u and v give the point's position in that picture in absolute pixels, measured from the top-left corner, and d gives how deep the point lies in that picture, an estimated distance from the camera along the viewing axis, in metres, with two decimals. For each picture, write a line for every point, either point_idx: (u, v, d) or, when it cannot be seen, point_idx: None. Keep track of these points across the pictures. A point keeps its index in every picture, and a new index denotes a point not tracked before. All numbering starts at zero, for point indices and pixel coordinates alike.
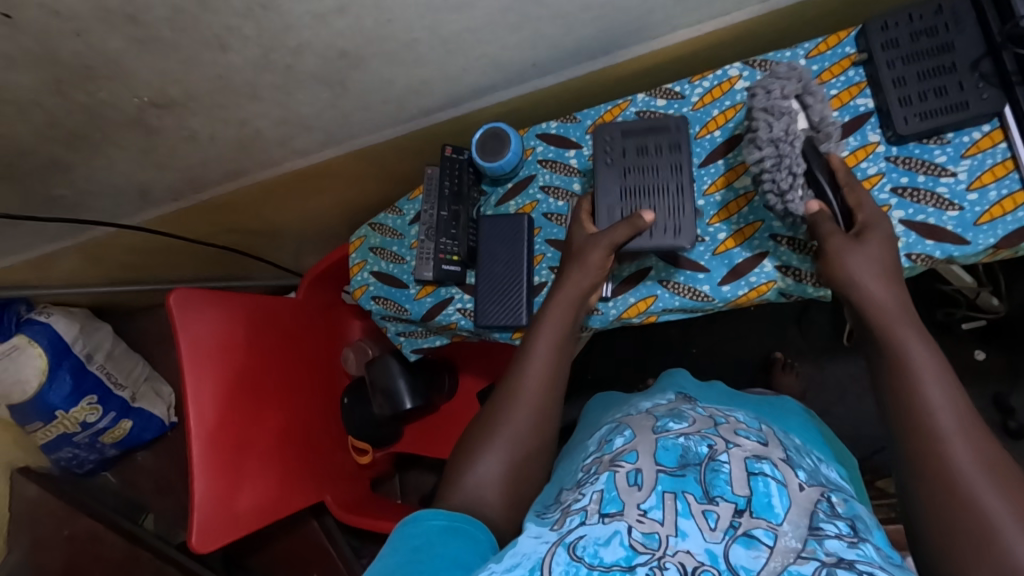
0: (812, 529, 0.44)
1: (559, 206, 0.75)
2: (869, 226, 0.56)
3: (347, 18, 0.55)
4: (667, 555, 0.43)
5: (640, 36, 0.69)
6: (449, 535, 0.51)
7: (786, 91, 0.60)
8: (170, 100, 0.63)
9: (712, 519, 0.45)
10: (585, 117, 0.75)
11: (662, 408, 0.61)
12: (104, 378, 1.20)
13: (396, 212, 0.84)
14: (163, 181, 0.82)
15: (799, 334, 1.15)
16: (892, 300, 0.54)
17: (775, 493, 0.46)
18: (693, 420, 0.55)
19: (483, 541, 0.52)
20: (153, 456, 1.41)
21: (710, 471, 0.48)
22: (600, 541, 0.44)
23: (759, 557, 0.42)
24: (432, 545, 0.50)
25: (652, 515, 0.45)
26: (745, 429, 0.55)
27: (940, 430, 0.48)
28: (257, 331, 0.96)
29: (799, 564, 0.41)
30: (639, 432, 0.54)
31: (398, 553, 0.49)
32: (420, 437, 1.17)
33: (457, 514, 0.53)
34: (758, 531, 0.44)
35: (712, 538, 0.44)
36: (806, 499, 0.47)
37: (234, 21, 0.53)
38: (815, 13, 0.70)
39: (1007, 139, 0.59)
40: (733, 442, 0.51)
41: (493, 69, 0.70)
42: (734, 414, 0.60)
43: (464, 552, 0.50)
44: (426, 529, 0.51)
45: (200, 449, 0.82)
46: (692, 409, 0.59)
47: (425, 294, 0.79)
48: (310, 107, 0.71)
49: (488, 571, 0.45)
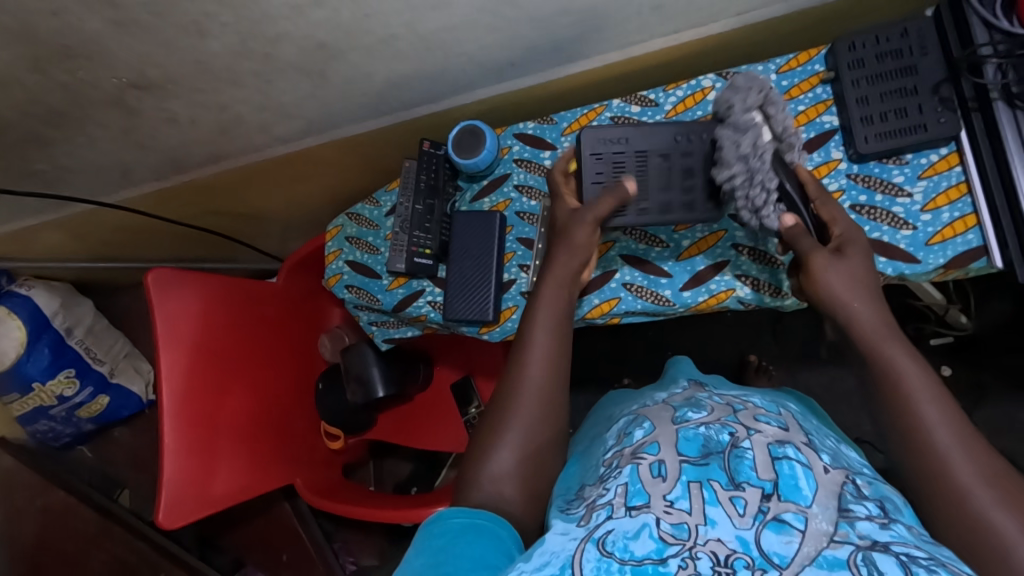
0: (842, 511, 0.44)
1: (531, 206, 0.76)
2: (848, 241, 0.57)
3: (325, 11, 0.56)
4: (698, 545, 0.43)
5: (617, 43, 0.70)
6: (469, 534, 0.50)
7: (748, 105, 0.58)
8: (150, 83, 0.64)
9: (740, 506, 0.45)
10: (561, 119, 0.76)
11: (677, 398, 0.63)
12: (83, 353, 1.20)
13: (373, 203, 0.85)
14: (145, 161, 0.83)
15: (773, 341, 1.17)
16: (873, 314, 0.54)
17: (801, 476, 0.46)
18: (712, 409, 0.56)
19: (506, 538, 0.51)
20: (130, 432, 1.41)
21: (734, 458, 0.48)
22: (629, 535, 0.44)
23: (792, 543, 0.42)
24: (455, 545, 0.49)
25: (679, 506, 0.46)
26: (764, 414, 0.56)
27: (938, 447, 0.48)
28: (238, 314, 0.98)
29: (833, 548, 0.42)
30: (659, 424, 0.55)
31: (423, 556, 0.48)
32: (396, 428, 1.19)
33: (475, 512, 0.52)
34: (788, 515, 0.44)
35: (741, 524, 0.44)
36: (832, 482, 0.47)
37: (211, 8, 0.54)
38: (790, 29, 0.71)
39: (962, 163, 0.61)
40: (755, 429, 0.52)
41: (472, 68, 0.71)
42: (751, 400, 0.62)
43: (489, 551, 0.49)
44: (446, 529, 0.51)
45: (172, 429, 0.84)
46: (709, 399, 0.61)
47: (397, 286, 0.80)
48: (292, 96, 0.72)
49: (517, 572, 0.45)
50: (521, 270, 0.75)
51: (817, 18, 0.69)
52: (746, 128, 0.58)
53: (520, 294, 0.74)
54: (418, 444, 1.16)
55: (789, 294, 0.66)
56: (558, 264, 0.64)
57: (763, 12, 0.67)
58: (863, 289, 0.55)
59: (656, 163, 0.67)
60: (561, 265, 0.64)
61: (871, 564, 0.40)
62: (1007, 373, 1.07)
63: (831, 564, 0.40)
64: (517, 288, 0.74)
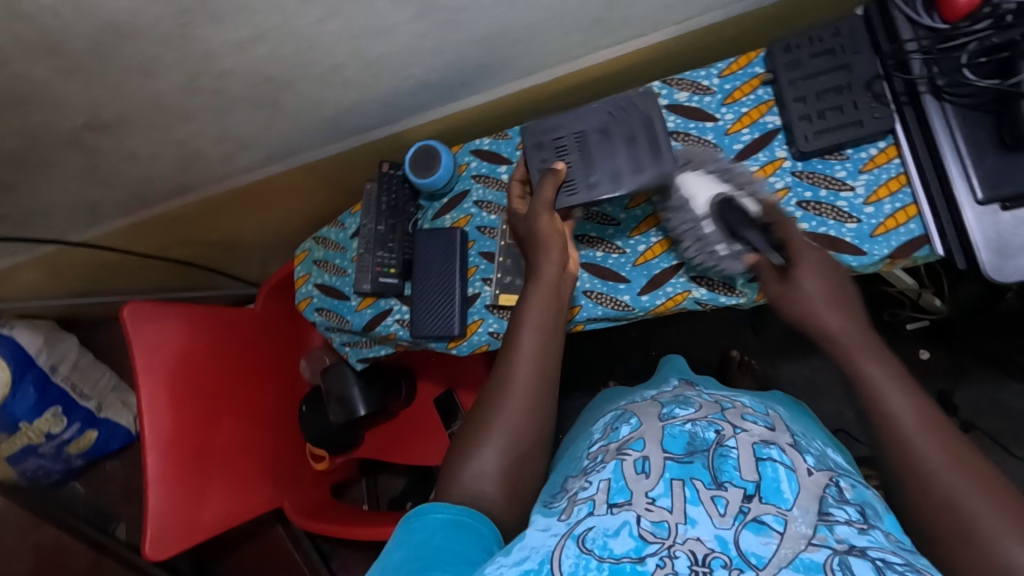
0: (822, 514, 0.45)
1: (491, 220, 0.77)
2: (800, 260, 0.57)
3: (269, 46, 0.58)
4: (677, 544, 0.43)
5: (562, 57, 0.72)
6: (450, 530, 0.50)
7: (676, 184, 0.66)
8: (105, 123, 0.66)
9: (721, 505, 0.45)
10: (515, 134, 0.78)
11: (666, 395, 0.65)
12: (69, 390, 1.21)
13: (339, 225, 0.86)
14: (111, 198, 0.84)
15: (754, 336, 1.18)
16: (842, 328, 0.54)
17: (784, 479, 0.47)
18: (699, 406, 0.57)
19: (486, 534, 0.51)
20: (121, 464, 1.42)
21: (718, 457, 0.49)
22: (609, 532, 0.45)
23: (769, 544, 0.42)
24: (437, 539, 0.49)
25: (661, 504, 0.46)
26: (751, 414, 0.57)
27: (903, 432, 0.48)
28: (216, 338, 0.99)
29: (810, 551, 0.42)
30: (645, 420, 0.57)
31: (404, 550, 0.49)
32: (381, 445, 1.20)
33: (458, 506, 0.52)
34: (768, 517, 0.44)
35: (722, 524, 0.44)
36: (815, 484, 0.48)
37: (156, 50, 0.55)
38: (731, 33, 0.73)
39: (900, 155, 0.62)
40: (741, 428, 0.53)
41: (424, 90, 0.73)
42: (741, 399, 0.63)
43: (470, 546, 0.49)
44: (428, 524, 0.51)
45: (154, 458, 0.84)
46: (698, 396, 0.62)
47: (365, 306, 0.81)
48: (248, 127, 0.73)
49: (496, 566, 0.45)
50: (485, 284, 0.76)
51: (755, 22, 0.71)
52: (682, 207, 0.65)
53: (485, 307, 0.75)
54: (405, 460, 1.17)
55: (744, 292, 0.67)
56: (544, 263, 0.64)
57: (700, 20, 0.69)
58: (825, 297, 0.55)
59: (595, 138, 0.68)
60: (547, 274, 0.63)
61: (847, 568, 0.41)
62: (981, 355, 1.09)
63: (807, 567, 0.41)
64: (482, 301, 0.75)
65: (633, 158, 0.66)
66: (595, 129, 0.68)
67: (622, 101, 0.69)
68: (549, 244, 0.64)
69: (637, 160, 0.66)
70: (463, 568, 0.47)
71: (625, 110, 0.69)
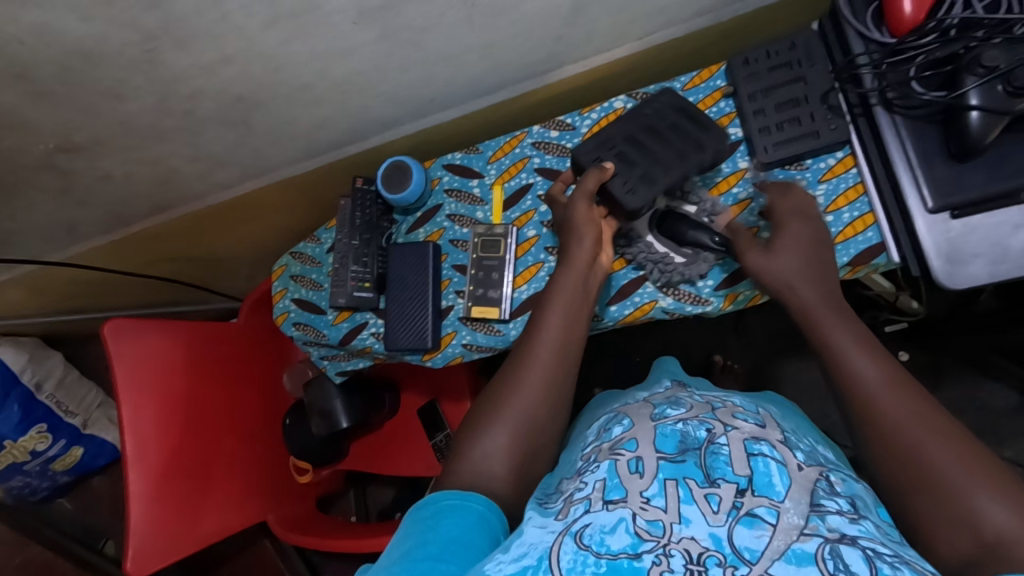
0: (813, 505, 0.43)
1: (463, 233, 0.78)
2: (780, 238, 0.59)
3: (235, 68, 0.59)
4: (672, 542, 0.42)
5: (529, 73, 0.73)
6: (460, 515, 0.49)
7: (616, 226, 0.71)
8: (77, 145, 0.67)
9: (714, 502, 0.44)
10: (486, 148, 0.79)
11: (658, 397, 0.64)
12: (54, 407, 1.21)
13: (315, 241, 0.87)
14: (89, 217, 0.85)
15: (738, 340, 1.19)
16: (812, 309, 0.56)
17: (775, 472, 0.46)
18: (690, 407, 0.56)
19: (495, 524, 0.50)
20: (108, 480, 1.42)
21: (710, 455, 0.48)
22: (606, 529, 0.43)
23: (762, 536, 0.41)
24: (442, 525, 0.48)
25: (655, 503, 0.44)
26: (742, 413, 0.56)
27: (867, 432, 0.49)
28: (200, 352, 1.00)
29: (803, 541, 0.40)
30: (637, 421, 0.55)
31: (411, 539, 0.48)
32: (368, 455, 1.21)
33: (470, 494, 0.51)
34: (761, 509, 0.43)
35: (715, 521, 0.42)
36: (806, 479, 0.46)
37: (123, 74, 0.56)
38: (694, 46, 0.74)
39: (856, 165, 0.64)
40: (732, 425, 0.52)
41: (395, 107, 0.74)
42: (732, 400, 0.63)
43: (476, 536, 0.47)
44: (437, 510, 0.50)
45: (138, 477, 0.85)
46: (689, 398, 0.61)
47: (341, 320, 0.82)
48: (221, 146, 0.74)
49: (495, 562, 0.43)
50: (458, 296, 0.77)
51: (717, 34, 0.73)
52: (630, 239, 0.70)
53: (458, 319, 0.76)
54: (391, 471, 1.18)
55: (710, 301, 0.68)
56: (573, 248, 0.64)
57: (661, 35, 0.71)
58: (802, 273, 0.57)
59: (646, 137, 0.67)
60: (579, 260, 0.63)
61: (838, 557, 0.39)
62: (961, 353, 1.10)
63: (799, 560, 0.39)
64: (455, 314, 0.76)
65: (692, 141, 0.66)
66: (642, 130, 0.67)
67: (654, 104, 0.69)
68: (582, 231, 0.64)
69: (694, 143, 0.66)
70: (471, 558, 0.45)
71: (660, 109, 0.69)
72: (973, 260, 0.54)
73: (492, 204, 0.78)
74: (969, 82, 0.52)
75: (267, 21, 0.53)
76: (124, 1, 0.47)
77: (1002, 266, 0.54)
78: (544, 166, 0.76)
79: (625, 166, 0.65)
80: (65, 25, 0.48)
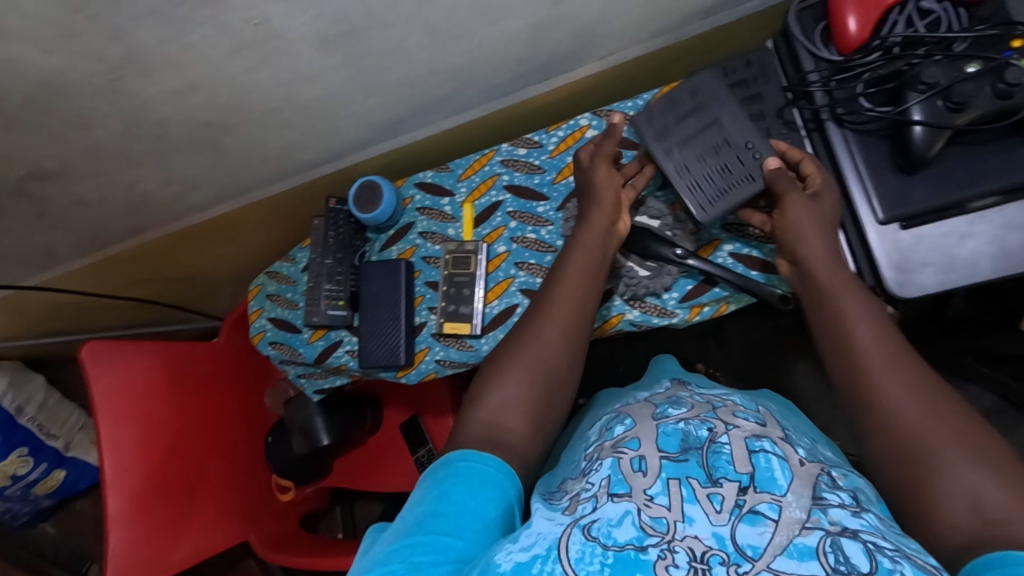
0: (815, 499, 0.43)
1: (435, 250, 0.80)
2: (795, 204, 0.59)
3: (202, 95, 0.60)
4: (676, 540, 0.41)
5: (496, 93, 0.74)
6: (473, 482, 0.49)
7: None
8: (49, 172, 0.67)
9: (717, 502, 0.43)
10: (456, 166, 0.80)
11: (659, 396, 0.62)
12: (35, 431, 1.20)
13: (290, 260, 0.88)
14: (64, 241, 0.86)
15: (718, 347, 1.15)
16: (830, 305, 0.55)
17: (778, 467, 0.45)
18: (692, 405, 0.55)
19: (509, 493, 0.50)
20: (92, 502, 1.40)
21: (711, 454, 0.47)
22: (613, 522, 0.42)
23: (765, 533, 0.40)
24: (456, 492, 0.48)
25: (659, 501, 0.43)
26: (742, 410, 0.55)
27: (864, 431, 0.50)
28: (181, 371, 0.99)
29: (804, 535, 0.40)
30: (640, 420, 0.54)
31: (426, 503, 0.48)
32: (352, 472, 1.21)
33: (484, 456, 0.51)
34: (763, 505, 0.42)
35: (718, 521, 0.41)
36: (808, 473, 0.46)
37: (90, 103, 0.57)
38: (656, 64, 0.76)
39: None
40: (733, 424, 0.51)
41: (363, 128, 0.75)
42: (731, 397, 0.61)
43: (484, 504, 0.48)
44: (450, 474, 0.50)
45: (116, 499, 0.84)
46: (690, 396, 0.59)
47: (317, 338, 0.83)
48: (192, 169, 0.75)
49: (505, 552, 0.43)
50: (431, 312, 0.78)
51: (678, 52, 0.75)
52: None
53: (431, 335, 0.77)
54: (375, 487, 1.18)
55: (675, 312, 0.70)
56: (594, 210, 0.65)
57: (623, 54, 0.73)
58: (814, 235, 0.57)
59: (713, 144, 0.64)
60: (598, 223, 0.64)
61: (839, 551, 0.39)
62: None
63: (801, 554, 0.39)
64: (428, 330, 0.77)
65: (701, 179, 0.64)
66: (721, 136, 0.64)
67: (760, 155, 0.62)
68: (602, 195, 0.65)
69: (715, 191, 0.64)
70: (482, 533, 0.46)
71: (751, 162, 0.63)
72: (922, 270, 0.56)
73: (463, 221, 0.79)
74: (912, 98, 0.54)
75: (230, 49, 0.54)
76: (87, 34, 0.48)
77: (952, 274, 0.56)
78: (513, 183, 0.78)
79: (685, 110, 0.66)
80: (30, 58, 0.50)
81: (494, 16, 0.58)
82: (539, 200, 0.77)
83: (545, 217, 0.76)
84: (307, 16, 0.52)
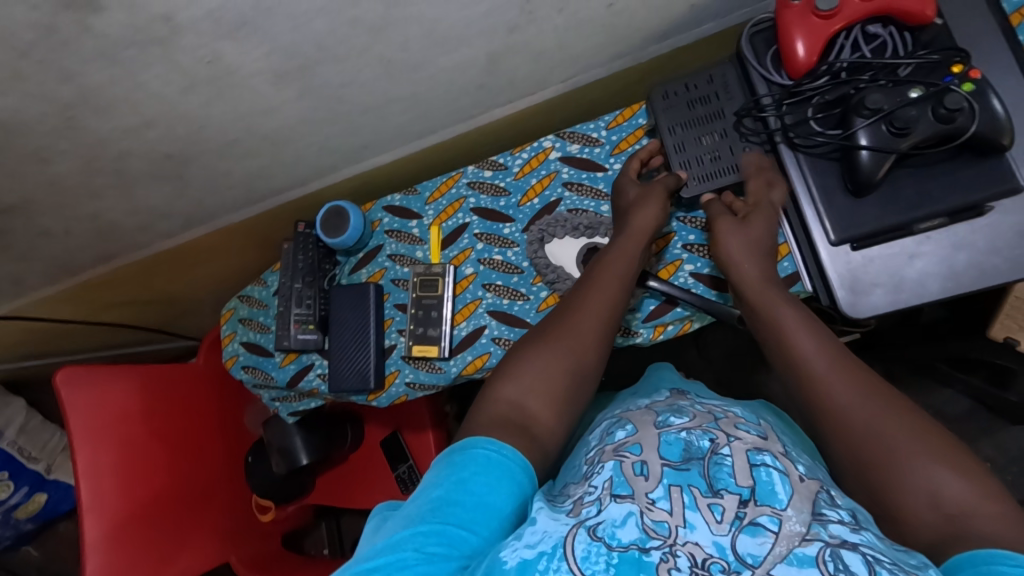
0: (815, 514, 0.40)
1: (404, 272, 0.80)
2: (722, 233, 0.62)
3: (159, 129, 0.60)
4: (678, 544, 0.39)
5: (459, 118, 0.75)
6: (496, 470, 0.47)
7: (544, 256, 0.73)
8: (10, 206, 0.68)
9: (718, 512, 0.40)
10: (424, 189, 0.81)
11: (659, 403, 0.57)
12: (15, 454, 1.19)
13: (262, 283, 0.89)
14: (34, 270, 0.86)
15: (698, 355, 1.15)
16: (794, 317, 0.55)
17: (778, 481, 0.42)
18: (693, 414, 0.51)
19: (526, 490, 0.48)
20: (75, 524, 1.39)
21: (713, 464, 0.44)
22: (616, 523, 0.40)
23: (765, 544, 0.38)
24: (476, 483, 0.46)
25: (661, 505, 0.41)
26: (744, 423, 0.51)
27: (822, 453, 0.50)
28: (156, 393, 0.99)
29: (804, 545, 0.37)
30: (641, 426, 0.50)
31: (443, 488, 0.46)
32: (332, 490, 1.21)
33: (511, 449, 0.49)
34: (763, 517, 0.39)
35: (719, 530, 0.39)
36: (808, 490, 0.43)
37: (46, 141, 0.57)
38: (618, 85, 0.77)
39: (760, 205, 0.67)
40: (735, 435, 0.47)
41: (327, 154, 0.75)
42: (732, 409, 0.57)
43: (499, 497, 0.46)
44: (472, 459, 0.48)
45: (94, 525, 0.84)
46: (691, 405, 0.56)
47: (288, 362, 0.83)
48: (158, 199, 0.75)
49: (510, 548, 0.40)
50: (400, 335, 0.78)
51: (638, 73, 0.76)
52: (558, 274, 0.72)
53: (401, 357, 0.77)
54: (357, 503, 1.18)
55: (639, 332, 0.70)
56: (635, 217, 0.65)
57: (584, 78, 0.74)
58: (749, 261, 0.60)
59: (714, 131, 0.67)
60: (641, 230, 0.64)
61: (838, 559, 0.37)
62: None
63: (801, 562, 0.36)
64: (398, 352, 0.78)
65: (693, 159, 0.67)
66: (722, 127, 0.67)
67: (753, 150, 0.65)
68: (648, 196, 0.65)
69: (708, 175, 0.66)
70: (495, 526, 0.44)
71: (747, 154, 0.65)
72: (874, 290, 0.57)
73: (430, 243, 0.80)
74: (858, 123, 0.55)
75: (183, 87, 0.54)
76: (36, 77, 0.48)
77: (901, 294, 0.57)
78: (479, 205, 0.78)
79: (698, 95, 0.68)
80: None
81: (447, 47, 0.59)
82: (505, 222, 0.77)
83: (511, 239, 0.77)
84: (259, 53, 0.52)
